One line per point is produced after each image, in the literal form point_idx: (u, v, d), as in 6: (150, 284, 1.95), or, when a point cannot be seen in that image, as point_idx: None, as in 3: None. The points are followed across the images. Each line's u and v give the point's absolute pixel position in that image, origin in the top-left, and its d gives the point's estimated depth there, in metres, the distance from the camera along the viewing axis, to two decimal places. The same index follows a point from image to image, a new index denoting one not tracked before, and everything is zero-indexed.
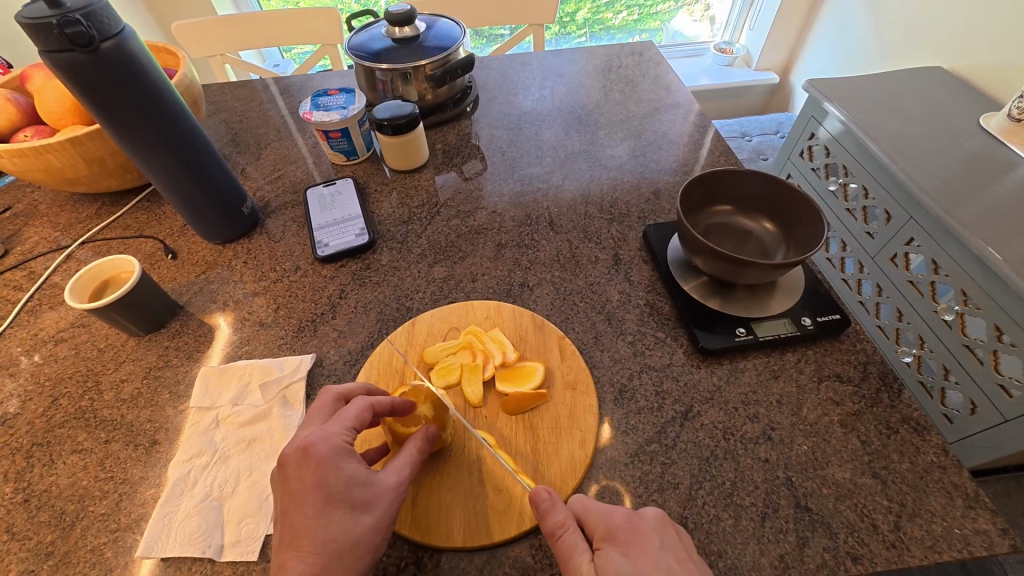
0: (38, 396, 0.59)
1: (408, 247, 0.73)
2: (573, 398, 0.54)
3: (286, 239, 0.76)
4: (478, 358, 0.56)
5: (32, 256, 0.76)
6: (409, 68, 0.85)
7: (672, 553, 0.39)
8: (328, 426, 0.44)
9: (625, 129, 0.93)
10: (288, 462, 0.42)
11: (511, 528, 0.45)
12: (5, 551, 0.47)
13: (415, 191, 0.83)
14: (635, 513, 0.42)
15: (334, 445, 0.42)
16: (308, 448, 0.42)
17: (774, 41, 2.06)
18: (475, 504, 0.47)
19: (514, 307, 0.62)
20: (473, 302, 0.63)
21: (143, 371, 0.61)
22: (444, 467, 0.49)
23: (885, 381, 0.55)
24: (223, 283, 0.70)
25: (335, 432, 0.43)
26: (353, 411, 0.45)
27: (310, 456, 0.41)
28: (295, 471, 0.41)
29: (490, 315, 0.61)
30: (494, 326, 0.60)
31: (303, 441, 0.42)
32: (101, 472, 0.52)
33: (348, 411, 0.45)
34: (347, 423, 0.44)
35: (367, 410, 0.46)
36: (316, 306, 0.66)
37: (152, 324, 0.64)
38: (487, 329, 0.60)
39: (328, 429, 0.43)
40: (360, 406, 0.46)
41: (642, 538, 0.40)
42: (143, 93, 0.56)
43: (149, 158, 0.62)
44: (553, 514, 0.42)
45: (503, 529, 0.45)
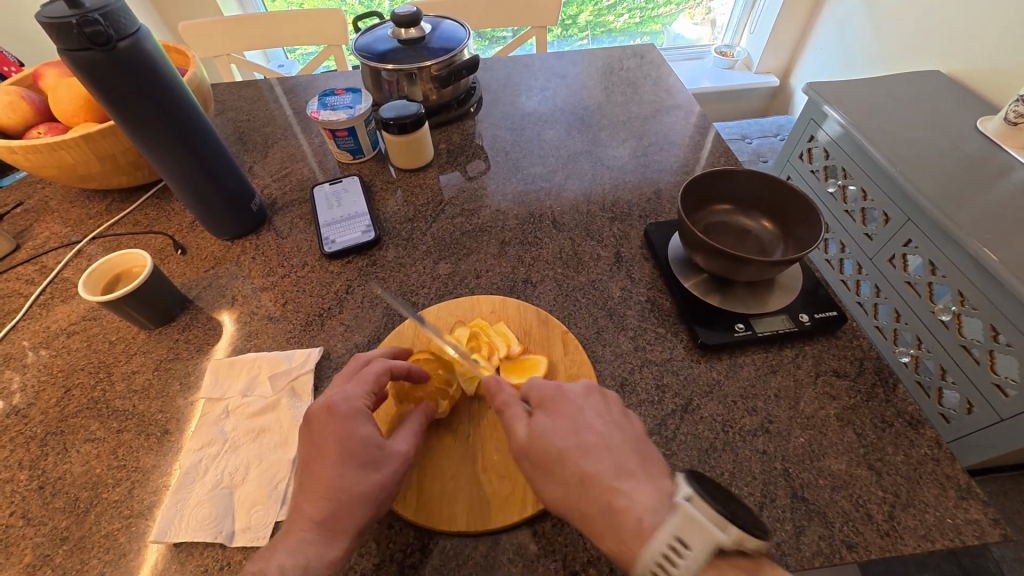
0: (50, 388, 0.60)
1: (414, 244, 0.74)
2: None
3: (293, 236, 0.77)
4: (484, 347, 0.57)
5: (43, 251, 0.77)
6: (415, 69, 0.86)
7: (632, 452, 0.42)
8: (350, 388, 0.47)
9: (626, 130, 0.94)
10: (314, 418, 0.46)
11: (514, 513, 0.47)
12: (20, 537, 0.48)
13: (420, 190, 0.84)
14: (590, 424, 0.44)
15: (358, 416, 0.45)
16: (332, 407, 0.45)
17: (774, 45, 2.08)
18: (479, 490, 0.48)
19: (519, 302, 0.63)
20: (479, 297, 0.64)
21: (154, 364, 0.62)
22: (449, 452, 0.50)
23: (881, 376, 0.56)
24: (231, 279, 0.71)
25: (356, 394, 0.47)
26: (374, 372, 0.49)
27: (334, 414, 0.45)
28: (322, 438, 0.44)
29: (495, 310, 0.62)
30: (499, 320, 0.61)
31: (328, 400, 0.46)
32: (114, 460, 0.53)
33: (369, 372, 0.49)
34: (366, 386, 0.48)
35: (384, 372, 0.50)
36: (323, 301, 0.67)
37: (163, 317, 0.65)
38: (493, 323, 0.61)
39: (350, 390, 0.47)
40: (379, 367, 0.49)
41: (597, 445, 0.42)
42: (158, 92, 0.58)
43: (163, 155, 0.63)
44: (542, 435, 0.44)
45: (506, 513, 0.47)
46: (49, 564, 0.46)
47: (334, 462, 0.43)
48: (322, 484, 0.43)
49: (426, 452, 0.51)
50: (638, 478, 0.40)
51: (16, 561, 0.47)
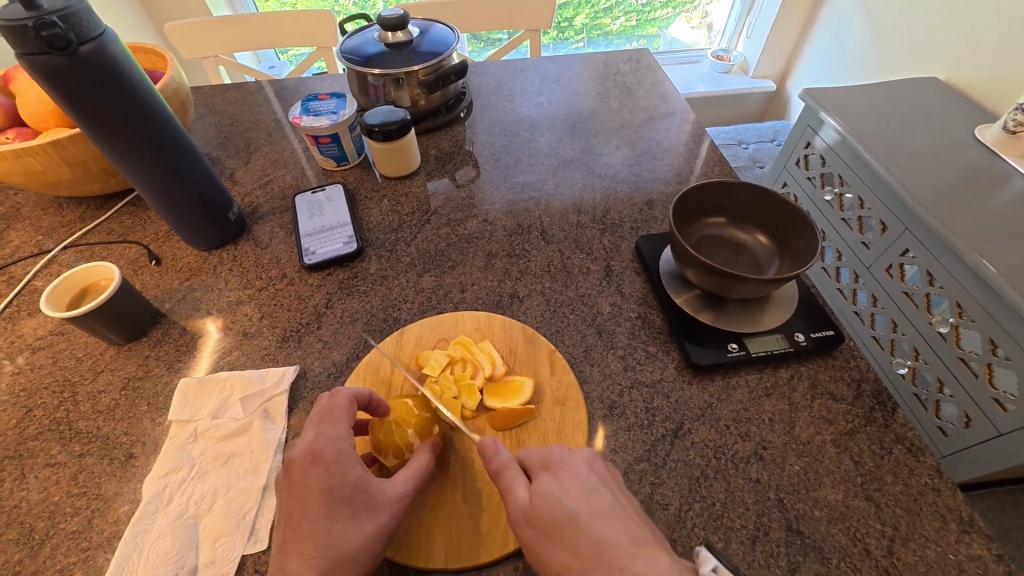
0: (11, 407, 0.57)
1: (398, 256, 0.72)
2: (562, 414, 0.52)
3: (273, 246, 0.74)
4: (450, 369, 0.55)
5: (12, 260, 0.74)
6: (402, 73, 0.84)
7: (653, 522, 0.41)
8: (332, 431, 0.44)
9: (619, 137, 0.92)
10: (290, 465, 0.43)
11: (495, 548, 0.44)
12: None
13: (406, 198, 0.81)
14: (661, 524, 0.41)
15: (335, 455, 0.43)
16: (318, 456, 0.42)
17: (771, 50, 2.06)
18: (460, 526, 0.45)
19: (504, 318, 0.61)
20: (464, 313, 0.62)
21: (121, 383, 0.59)
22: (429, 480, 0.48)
23: (879, 399, 0.54)
24: (207, 291, 0.69)
25: (342, 437, 0.44)
26: (341, 406, 0.46)
27: (320, 463, 0.42)
28: (295, 477, 0.42)
29: (480, 327, 0.60)
30: (484, 337, 0.59)
31: (312, 447, 0.43)
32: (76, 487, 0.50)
33: (337, 407, 0.45)
34: (346, 424, 0.45)
35: (353, 403, 0.47)
36: (302, 315, 0.65)
37: (133, 332, 0.62)
38: (477, 340, 0.58)
39: (332, 431, 0.44)
40: (345, 397, 0.46)
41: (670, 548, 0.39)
42: (124, 97, 0.55)
43: (133, 162, 0.61)
44: None
45: (488, 551, 0.44)
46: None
47: (308, 495, 0.41)
48: (289, 524, 0.40)
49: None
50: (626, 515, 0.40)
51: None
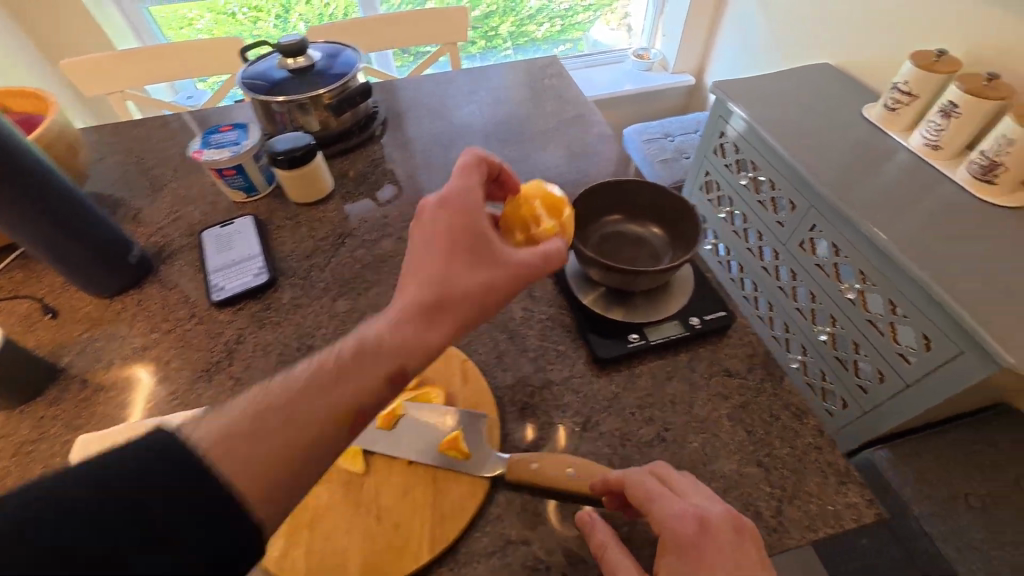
0: None
1: (313, 282, 0.71)
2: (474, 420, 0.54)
3: (180, 285, 0.72)
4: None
5: None
6: (307, 98, 0.84)
7: (722, 512, 0.40)
8: (460, 183, 0.49)
9: (531, 144, 0.95)
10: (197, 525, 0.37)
11: (410, 562, 0.45)
12: None
13: (321, 223, 0.81)
14: (707, 516, 0.40)
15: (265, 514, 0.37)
16: (446, 199, 0.47)
17: (686, 46, 2.17)
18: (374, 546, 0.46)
19: None
20: None
21: (14, 448, 0.56)
22: (342, 504, 0.48)
23: (769, 370, 0.58)
24: (109, 340, 0.66)
25: (469, 187, 0.49)
26: (473, 160, 0.51)
27: (451, 202, 0.47)
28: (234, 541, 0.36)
29: None
30: None
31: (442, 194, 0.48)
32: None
33: (470, 164, 0.51)
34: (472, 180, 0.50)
35: (483, 162, 0.52)
36: (212, 354, 0.63)
37: (25, 393, 0.59)
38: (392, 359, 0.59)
39: (462, 184, 0.49)
40: (474, 155, 0.52)
41: (704, 546, 0.38)
42: None
43: (19, 224, 0.59)
44: (597, 532, 0.45)
45: (402, 566, 0.45)
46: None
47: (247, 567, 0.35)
48: None
49: (314, 510, 0.48)
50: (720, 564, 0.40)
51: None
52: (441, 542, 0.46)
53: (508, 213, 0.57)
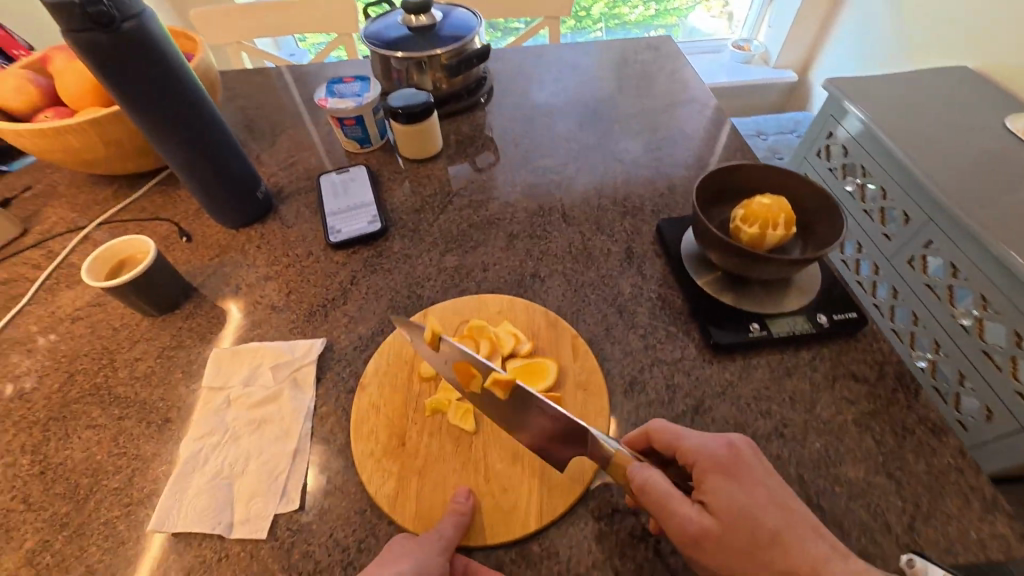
0: (54, 372, 0.60)
1: (421, 235, 0.73)
2: (584, 398, 0.53)
3: (299, 224, 0.76)
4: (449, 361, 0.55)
5: (49, 236, 0.77)
6: (426, 57, 0.85)
7: (725, 444, 0.42)
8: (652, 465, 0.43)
9: (640, 123, 0.92)
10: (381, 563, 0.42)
11: (515, 527, 0.46)
12: (22, 521, 0.49)
13: (428, 181, 0.82)
14: (724, 444, 0.42)
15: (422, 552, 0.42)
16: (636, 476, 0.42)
17: (793, 40, 2.02)
18: (481, 507, 0.47)
19: (526, 303, 0.61)
20: (485, 296, 0.62)
21: (156, 351, 0.61)
22: (451, 458, 0.49)
23: (902, 381, 0.54)
24: (235, 268, 0.70)
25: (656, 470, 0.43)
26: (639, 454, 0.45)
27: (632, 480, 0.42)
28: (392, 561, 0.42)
29: (502, 309, 0.61)
30: (505, 319, 0.59)
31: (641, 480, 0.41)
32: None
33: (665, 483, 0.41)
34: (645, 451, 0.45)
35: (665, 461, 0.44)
36: (327, 291, 0.66)
37: (166, 306, 0.65)
38: (498, 322, 0.59)
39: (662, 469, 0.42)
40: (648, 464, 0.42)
41: (745, 467, 0.41)
42: (163, 75, 0.57)
43: (178, 151, 0.64)
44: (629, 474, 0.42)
45: (509, 530, 0.46)
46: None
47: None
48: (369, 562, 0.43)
49: (424, 460, 0.49)
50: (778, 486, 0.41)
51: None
52: (548, 514, 0.46)
53: (754, 206, 0.58)
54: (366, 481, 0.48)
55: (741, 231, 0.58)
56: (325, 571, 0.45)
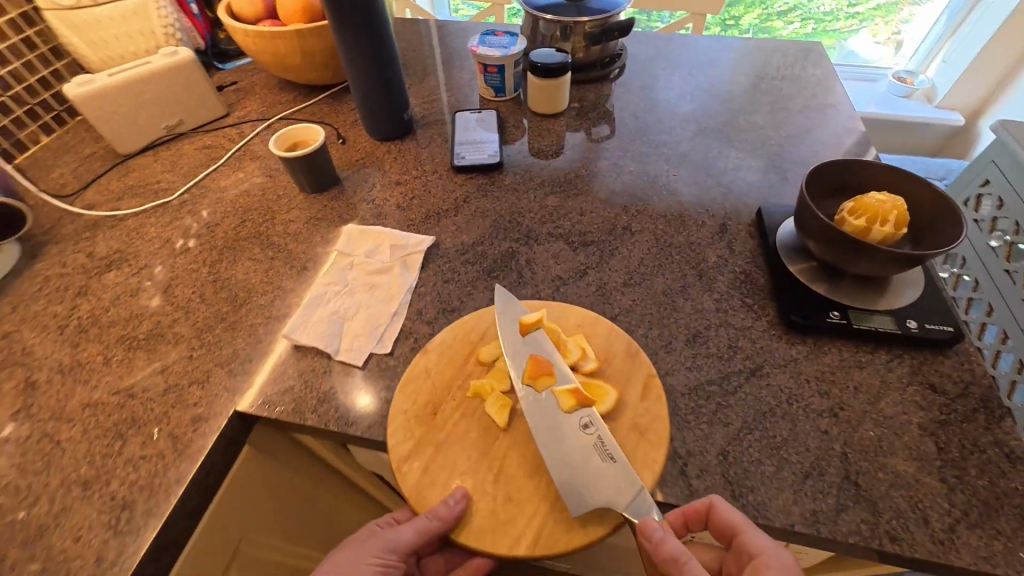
0: (233, 216, 0.77)
1: (531, 176, 0.81)
2: (635, 441, 0.48)
3: (431, 148, 0.87)
4: (517, 357, 0.53)
5: (243, 119, 0.96)
6: (571, 22, 0.92)
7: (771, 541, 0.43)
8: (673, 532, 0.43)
9: (766, 119, 0.92)
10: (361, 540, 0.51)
11: (505, 544, 0.44)
12: (197, 308, 0.64)
13: (546, 135, 0.90)
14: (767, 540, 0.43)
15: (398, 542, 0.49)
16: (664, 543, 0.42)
17: (968, 80, 1.81)
18: (484, 503, 0.46)
19: (610, 326, 0.57)
20: (573, 307, 0.60)
21: (306, 218, 0.76)
22: (471, 446, 0.49)
23: (986, 404, 0.51)
24: (375, 170, 0.84)
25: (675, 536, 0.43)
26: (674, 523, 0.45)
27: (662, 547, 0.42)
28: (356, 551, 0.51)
29: (582, 324, 0.57)
30: (582, 333, 0.56)
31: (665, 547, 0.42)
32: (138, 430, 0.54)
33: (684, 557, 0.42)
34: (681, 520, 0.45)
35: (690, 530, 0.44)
36: (443, 203, 0.77)
37: (319, 186, 0.79)
38: (573, 333, 0.57)
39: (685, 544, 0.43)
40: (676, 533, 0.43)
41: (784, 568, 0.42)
42: (368, 13, 0.72)
43: (364, 79, 0.80)
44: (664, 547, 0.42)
45: (495, 543, 0.44)
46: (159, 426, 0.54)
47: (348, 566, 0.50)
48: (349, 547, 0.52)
49: (447, 434, 0.50)
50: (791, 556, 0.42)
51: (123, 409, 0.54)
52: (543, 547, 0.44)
53: (866, 200, 0.57)
54: (390, 427, 0.51)
55: (845, 221, 0.58)
56: None
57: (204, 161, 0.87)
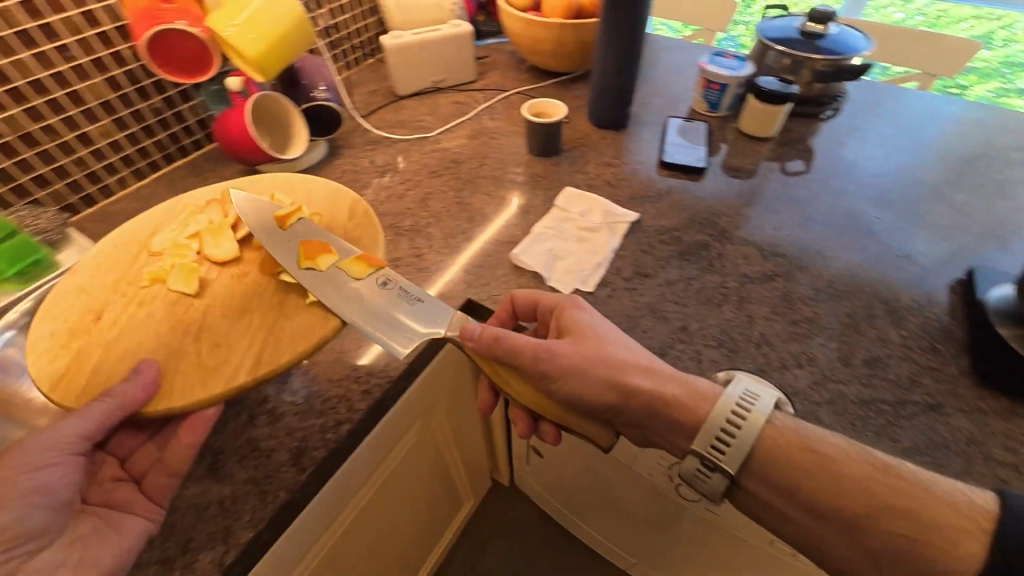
0: (476, 158, 0.95)
1: (732, 187, 0.88)
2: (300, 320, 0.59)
3: (642, 142, 0.99)
4: (278, 239, 0.65)
5: (488, 87, 1.16)
6: (803, 57, 0.96)
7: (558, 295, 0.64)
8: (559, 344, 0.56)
9: (994, 188, 0.88)
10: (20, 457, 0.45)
11: (217, 383, 0.53)
12: (447, 220, 0.83)
13: (750, 156, 0.96)
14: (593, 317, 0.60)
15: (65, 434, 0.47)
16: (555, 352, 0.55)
17: None
18: (182, 363, 0.54)
19: (374, 235, 0.69)
20: (357, 202, 0.73)
21: (532, 174, 0.91)
22: (151, 323, 0.58)
23: None
24: (591, 150, 0.97)
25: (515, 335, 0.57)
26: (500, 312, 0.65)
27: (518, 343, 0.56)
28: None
29: (355, 220, 0.71)
30: (357, 226, 0.70)
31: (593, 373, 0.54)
32: (127, 356, 0.55)
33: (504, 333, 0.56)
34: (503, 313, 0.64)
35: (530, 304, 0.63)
36: (648, 189, 0.87)
37: (547, 151, 0.95)
38: (314, 212, 0.71)
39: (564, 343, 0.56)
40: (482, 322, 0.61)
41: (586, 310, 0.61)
42: (634, 15, 0.86)
43: (608, 68, 0.94)
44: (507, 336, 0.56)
45: (199, 386, 0.52)
46: (145, 357, 0.55)
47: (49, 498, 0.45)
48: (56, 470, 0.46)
49: (95, 335, 0.56)
50: (644, 351, 0.58)
51: (154, 317, 0.58)
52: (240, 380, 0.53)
53: None
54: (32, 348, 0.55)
55: None
56: None
57: (455, 112, 1.08)
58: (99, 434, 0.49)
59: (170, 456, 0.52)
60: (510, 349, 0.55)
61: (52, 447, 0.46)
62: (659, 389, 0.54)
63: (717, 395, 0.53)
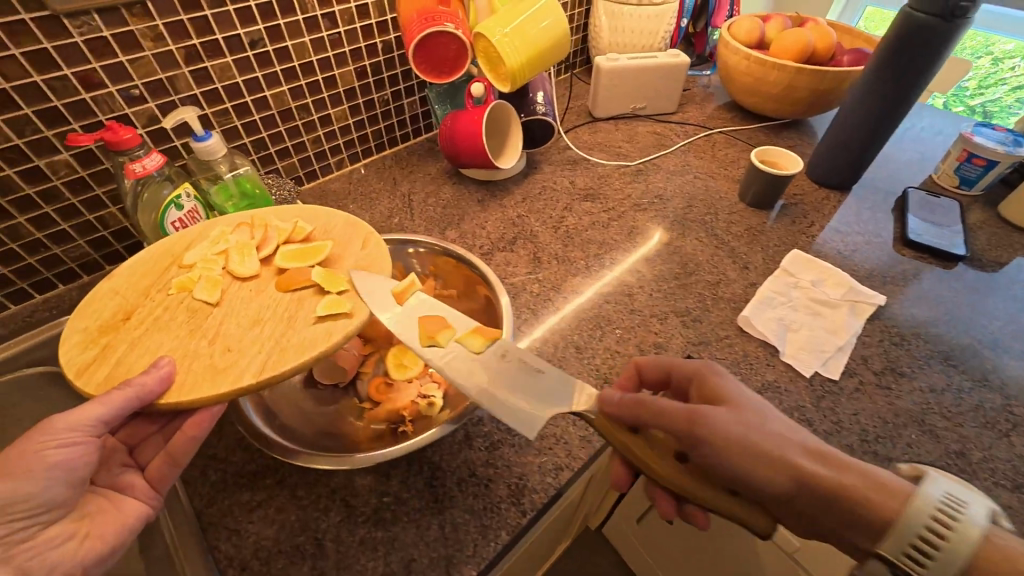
0: (681, 198, 0.89)
1: (997, 285, 0.75)
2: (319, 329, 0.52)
3: (874, 211, 0.87)
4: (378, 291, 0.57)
5: (687, 121, 1.10)
6: None
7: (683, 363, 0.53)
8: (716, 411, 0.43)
9: None
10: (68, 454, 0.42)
11: (222, 383, 0.47)
12: (655, 260, 0.77)
13: (1015, 249, 0.81)
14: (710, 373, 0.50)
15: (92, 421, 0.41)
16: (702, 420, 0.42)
17: None
18: (196, 362, 0.49)
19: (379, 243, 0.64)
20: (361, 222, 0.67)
21: (746, 226, 0.84)
22: (176, 327, 0.52)
23: None
24: (812, 209, 0.87)
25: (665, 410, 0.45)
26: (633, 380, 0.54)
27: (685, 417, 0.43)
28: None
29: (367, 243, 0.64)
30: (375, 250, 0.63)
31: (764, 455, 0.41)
32: (148, 351, 0.50)
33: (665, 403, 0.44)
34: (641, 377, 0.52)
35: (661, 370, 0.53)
36: (890, 268, 0.76)
37: (763, 204, 0.86)
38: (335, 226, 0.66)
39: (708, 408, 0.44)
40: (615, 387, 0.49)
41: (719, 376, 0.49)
42: (924, 67, 0.72)
43: (858, 118, 0.81)
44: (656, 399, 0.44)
45: (213, 385, 0.47)
46: (163, 355, 0.49)
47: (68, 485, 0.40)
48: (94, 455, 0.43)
49: (141, 330, 0.52)
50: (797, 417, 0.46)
51: (203, 311, 0.54)
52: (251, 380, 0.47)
53: None
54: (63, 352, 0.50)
55: None
56: (842, 429, 0.57)
57: (654, 143, 1.03)
58: (118, 422, 0.43)
59: (173, 445, 0.46)
60: (657, 414, 0.43)
61: (75, 428, 0.40)
62: (826, 466, 0.41)
63: (911, 493, 0.39)
